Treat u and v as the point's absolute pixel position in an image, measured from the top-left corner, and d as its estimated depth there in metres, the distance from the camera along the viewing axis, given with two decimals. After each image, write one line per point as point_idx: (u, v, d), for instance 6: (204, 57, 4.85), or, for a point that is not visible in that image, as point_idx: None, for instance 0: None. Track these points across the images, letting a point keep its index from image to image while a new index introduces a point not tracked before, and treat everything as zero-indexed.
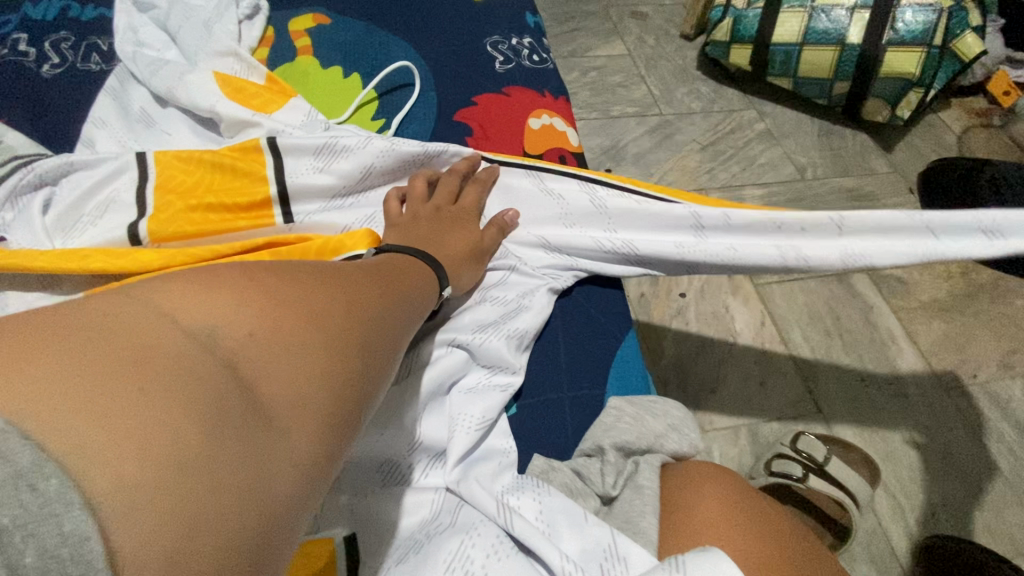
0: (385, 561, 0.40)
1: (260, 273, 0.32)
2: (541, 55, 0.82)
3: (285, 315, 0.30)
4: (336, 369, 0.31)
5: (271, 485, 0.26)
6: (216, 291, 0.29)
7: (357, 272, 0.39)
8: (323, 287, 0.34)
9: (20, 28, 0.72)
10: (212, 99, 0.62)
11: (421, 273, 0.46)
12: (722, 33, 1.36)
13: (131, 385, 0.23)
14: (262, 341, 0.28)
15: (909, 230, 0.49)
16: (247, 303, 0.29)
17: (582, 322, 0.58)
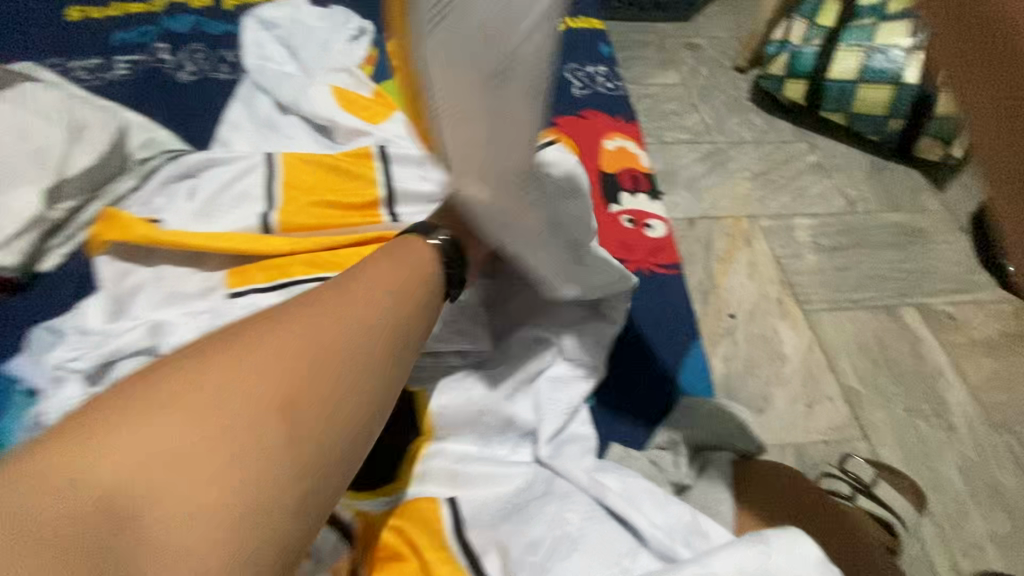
0: (488, 519, 0.46)
1: (234, 345, 0.36)
2: (615, 82, 0.88)
3: (249, 387, 0.34)
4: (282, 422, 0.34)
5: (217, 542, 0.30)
6: (164, 378, 0.34)
7: (348, 306, 0.41)
8: (285, 346, 0.37)
9: (161, 39, 0.82)
10: (329, 111, 0.70)
11: (419, 274, 0.47)
12: (777, 68, 1.41)
13: (72, 484, 0.29)
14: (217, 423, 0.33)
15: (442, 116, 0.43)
16: (200, 382, 0.34)
17: (653, 329, 0.63)
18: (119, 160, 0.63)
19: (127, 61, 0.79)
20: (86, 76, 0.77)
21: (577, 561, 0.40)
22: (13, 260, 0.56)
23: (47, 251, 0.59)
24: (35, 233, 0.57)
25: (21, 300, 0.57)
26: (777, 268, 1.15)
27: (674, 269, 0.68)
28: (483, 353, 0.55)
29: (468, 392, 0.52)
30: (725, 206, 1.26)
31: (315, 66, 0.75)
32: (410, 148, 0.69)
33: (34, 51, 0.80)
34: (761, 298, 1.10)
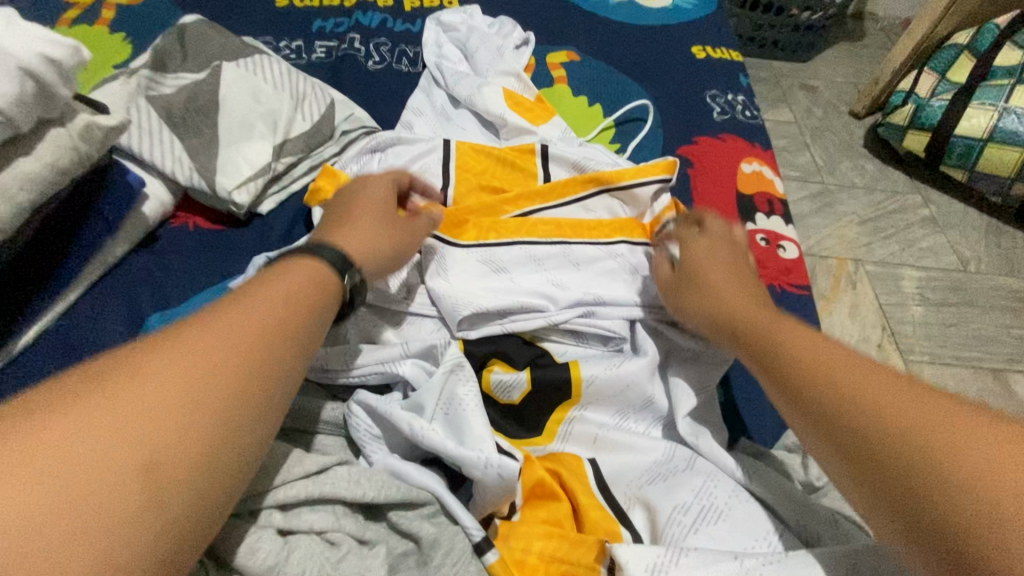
0: (635, 481, 0.52)
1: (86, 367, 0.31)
2: (752, 112, 0.94)
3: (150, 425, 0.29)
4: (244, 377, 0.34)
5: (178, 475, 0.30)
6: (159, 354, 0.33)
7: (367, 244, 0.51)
8: (196, 349, 0.33)
9: (353, 29, 0.94)
10: (502, 107, 0.79)
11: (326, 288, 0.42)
12: (900, 117, 1.42)
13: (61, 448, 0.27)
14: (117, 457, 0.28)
15: (513, 315, 0.59)
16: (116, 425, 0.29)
17: None
18: (328, 128, 0.74)
19: (323, 45, 0.91)
20: (292, 56, 0.88)
21: (727, 531, 0.46)
22: (246, 200, 0.66)
23: (264, 195, 0.70)
24: (265, 180, 0.68)
25: (242, 233, 0.69)
26: (881, 314, 1.18)
27: (806, 291, 0.73)
28: (624, 341, 0.61)
29: (616, 367, 0.57)
30: (829, 245, 1.29)
31: (487, 68, 0.85)
32: (566, 150, 0.76)
33: (250, 28, 0.91)
34: (862, 341, 1.12)
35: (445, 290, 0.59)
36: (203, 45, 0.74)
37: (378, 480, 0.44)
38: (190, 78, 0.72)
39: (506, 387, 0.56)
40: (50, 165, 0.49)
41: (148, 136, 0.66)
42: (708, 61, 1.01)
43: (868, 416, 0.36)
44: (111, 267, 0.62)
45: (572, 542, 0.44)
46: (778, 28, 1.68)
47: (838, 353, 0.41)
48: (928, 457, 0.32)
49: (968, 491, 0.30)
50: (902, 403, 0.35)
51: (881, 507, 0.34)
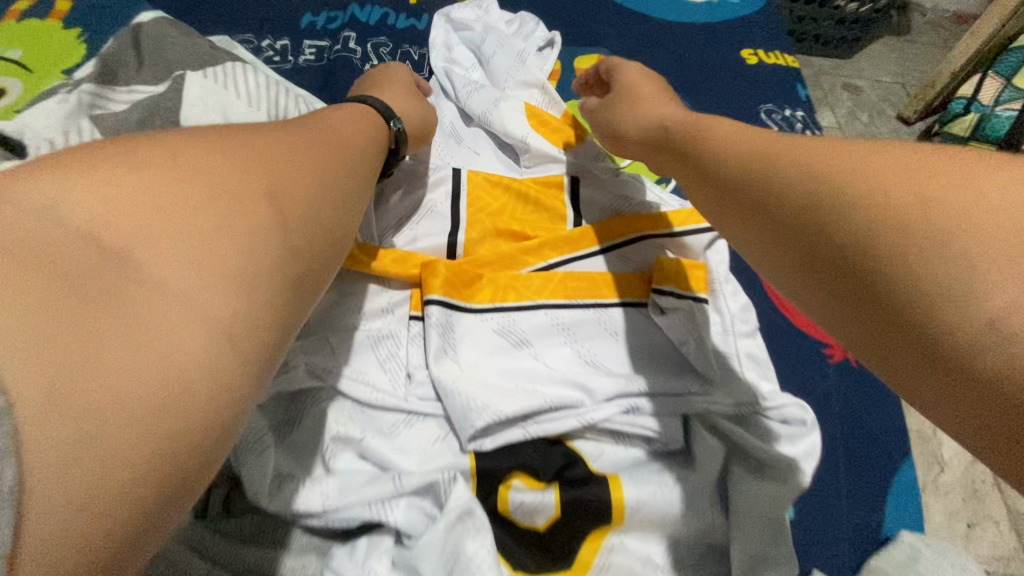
0: None
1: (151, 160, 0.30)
2: (814, 131, 0.81)
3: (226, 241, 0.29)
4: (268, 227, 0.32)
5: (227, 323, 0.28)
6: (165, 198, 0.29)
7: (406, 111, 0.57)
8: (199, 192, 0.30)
9: (349, 26, 0.80)
10: (526, 126, 0.66)
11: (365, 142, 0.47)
12: (961, 127, 1.27)
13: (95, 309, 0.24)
14: (208, 265, 0.28)
15: (537, 413, 0.47)
16: (191, 231, 0.28)
17: (861, 438, 0.56)
18: None
19: (313, 45, 0.77)
20: (276, 58, 0.75)
21: None
22: None
23: None
24: None
25: None
26: None
27: None
28: (671, 444, 0.50)
29: (662, 490, 0.46)
30: None
31: (505, 78, 0.71)
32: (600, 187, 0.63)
33: (227, 24, 0.78)
34: None
35: (452, 383, 0.47)
36: (162, 49, 0.61)
37: None
38: (146, 92, 0.59)
39: (529, 510, 0.45)
40: None
41: None
42: (760, 68, 0.87)
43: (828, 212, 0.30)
44: None
45: None
46: (822, 20, 1.52)
47: (802, 147, 0.35)
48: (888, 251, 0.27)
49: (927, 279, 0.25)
50: (876, 184, 0.29)
51: (841, 314, 0.30)
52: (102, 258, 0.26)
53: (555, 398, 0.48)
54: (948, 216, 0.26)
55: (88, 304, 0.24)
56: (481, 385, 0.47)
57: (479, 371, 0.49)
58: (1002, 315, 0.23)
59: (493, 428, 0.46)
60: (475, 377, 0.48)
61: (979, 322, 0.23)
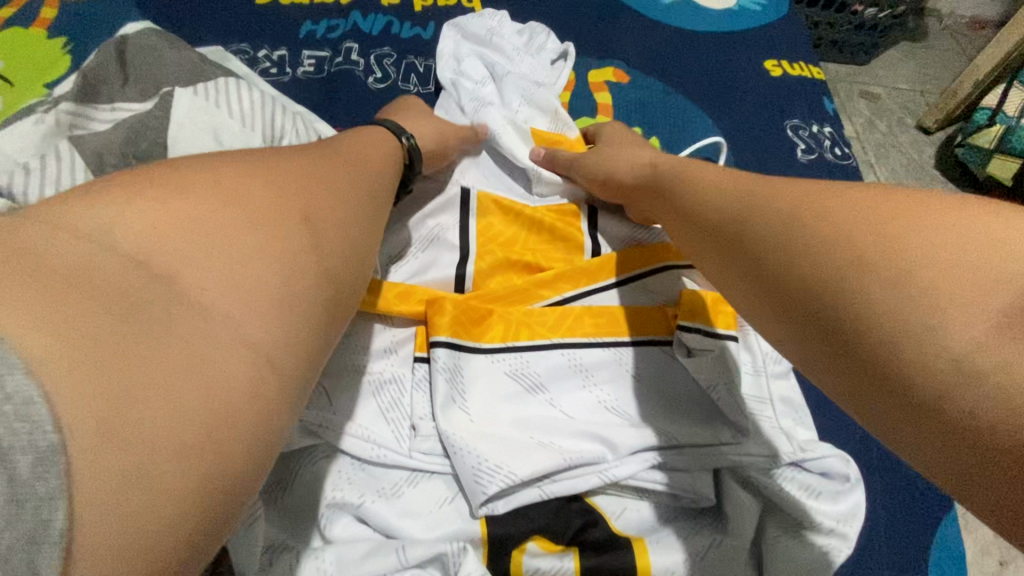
0: None
1: (194, 189, 0.30)
2: (843, 148, 0.76)
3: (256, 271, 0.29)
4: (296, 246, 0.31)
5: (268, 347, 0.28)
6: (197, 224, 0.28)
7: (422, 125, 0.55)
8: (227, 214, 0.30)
9: (351, 36, 0.76)
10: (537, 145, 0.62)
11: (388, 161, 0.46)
12: (985, 139, 1.23)
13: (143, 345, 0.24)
14: (247, 296, 0.28)
15: (552, 473, 0.42)
16: (227, 257, 0.28)
17: (903, 489, 0.52)
18: None
19: (313, 56, 0.73)
20: (273, 70, 0.71)
21: None
22: None
23: None
24: None
25: None
26: None
27: None
28: (702, 501, 0.45)
29: (694, 557, 0.42)
30: None
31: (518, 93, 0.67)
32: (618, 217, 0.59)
33: (221, 33, 0.74)
34: None
35: (458, 438, 0.43)
36: (150, 64, 0.57)
37: None
38: (131, 110, 0.54)
39: None
40: None
41: None
42: (784, 80, 0.82)
43: (807, 241, 0.32)
44: None
45: None
46: (839, 26, 1.48)
47: (788, 190, 0.36)
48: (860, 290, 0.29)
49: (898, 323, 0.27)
50: (843, 229, 0.31)
51: (811, 344, 0.32)
52: (151, 284, 0.26)
53: (572, 455, 0.43)
54: (913, 259, 0.28)
55: (119, 346, 0.23)
56: (490, 443, 0.43)
57: (487, 423, 0.44)
58: (964, 353, 0.25)
59: (503, 493, 0.41)
60: (484, 433, 0.44)
61: (942, 358, 0.25)
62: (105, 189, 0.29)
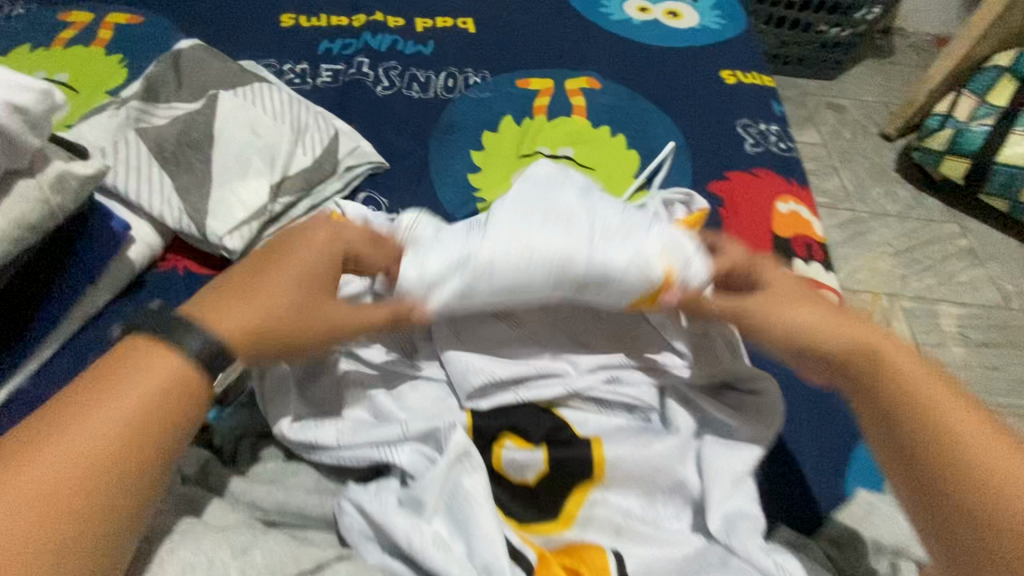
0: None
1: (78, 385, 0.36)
2: (788, 143, 0.87)
3: (41, 477, 0.32)
4: (152, 408, 0.36)
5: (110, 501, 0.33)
6: (48, 429, 0.34)
7: (268, 294, 0.42)
8: (76, 406, 0.35)
9: (362, 52, 0.88)
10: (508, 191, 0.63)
11: (182, 375, 0.38)
12: (937, 142, 1.34)
13: None
14: (80, 459, 0.33)
15: (525, 380, 0.53)
16: (63, 440, 0.33)
17: (828, 413, 0.61)
18: (331, 163, 0.68)
19: (330, 69, 0.85)
20: (296, 80, 0.83)
21: None
22: (239, 245, 0.60)
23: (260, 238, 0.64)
24: (260, 222, 0.62)
25: None
26: None
27: None
28: (651, 413, 0.55)
29: (645, 447, 0.51)
30: (861, 278, 1.22)
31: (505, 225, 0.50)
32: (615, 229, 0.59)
33: (252, 51, 0.87)
34: None
35: (450, 348, 0.53)
36: (197, 73, 0.69)
37: None
38: (183, 108, 0.66)
39: (520, 466, 0.51)
40: (17, 222, 0.44)
41: (135, 175, 0.61)
42: (737, 87, 0.94)
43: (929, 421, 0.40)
44: (89, 319, 0.57)
45: None
46: (805, 45, 1.61)
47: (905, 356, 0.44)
48: (974, 454, 0.38)
49: (1000, 483, 0.36)
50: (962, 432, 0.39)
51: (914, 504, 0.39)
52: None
53: (541, 366, 0.54)
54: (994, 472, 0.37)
55: None
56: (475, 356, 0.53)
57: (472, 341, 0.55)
58: None
59: (485, 395, 0.52)
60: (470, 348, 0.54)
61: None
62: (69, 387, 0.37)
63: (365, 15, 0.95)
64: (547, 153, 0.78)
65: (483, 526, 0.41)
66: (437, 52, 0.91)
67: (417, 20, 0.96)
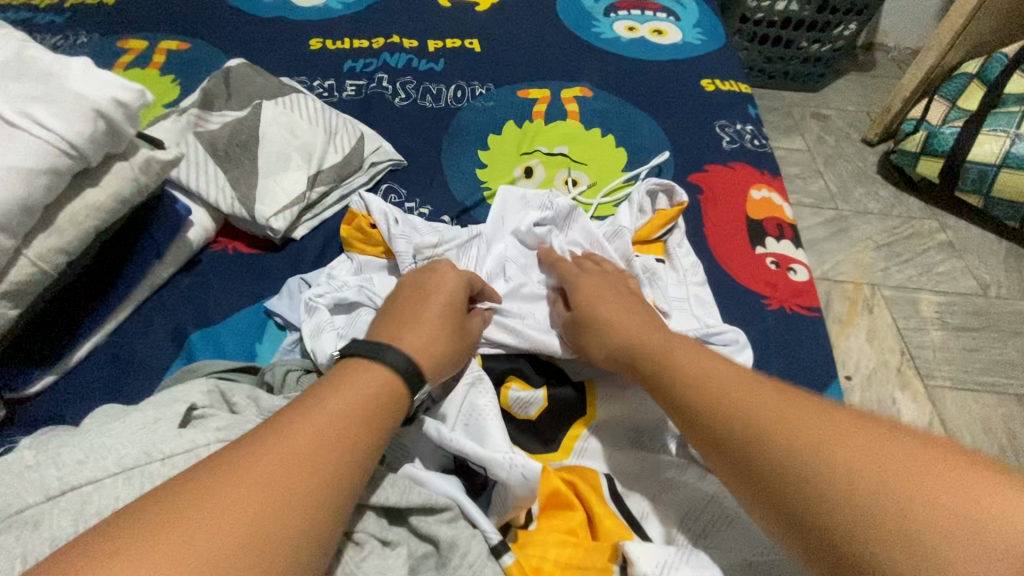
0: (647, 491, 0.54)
1: (317, 384, 0.42)
2: (761, 140, 0.97)
3: (299, 450, 0.36)
4: (377, 410, 0.41)
5: (342, 481, 0.37)
6: (304, 412, 0.39)
7: (426, 321, 0.50)
8: (326, 397, 0.40)
9: (381, 70, 1.01)
10: (495, 214, 0.71)
11: (396, 387, 0.43)
12: (912, 144, 1.44)
13: (255, 481, 0.34)
14: (322, 442, 0.37)
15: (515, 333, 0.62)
16: (317, 418, 0.39)
17: (796, 364, 0.69)
18: (358, 159, 0.79)
19: (354, 84, 0.97)
20: (325, 94, 0.95)
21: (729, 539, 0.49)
22: (282, 226, 0.71)
23: (298, 222, 0.74)
24: (299, 208, 0.73)
25: (276, 256, 0.73)
26: (899, 338, 1.18)
27: (817, 312, 0.74)
28: None
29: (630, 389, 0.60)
30: (845, 269, 1.30)
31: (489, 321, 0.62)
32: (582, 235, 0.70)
33: (285, 71, 0.99)
34: (881, 365, 1.13)
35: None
36: (244, 86, 0.81)
37: (400, 486, 0.46)
38: (233, 115, 0.78)
39: (523, 403, 0.60)
40: (114, 195, 0.55)
41: (194, 168, 0.71)
42: (715, 94, 1.05)
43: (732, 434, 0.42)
44: (157, 288, 0.67)
45: (586, 549, 0.47)
46: (788, 60, 1.73)
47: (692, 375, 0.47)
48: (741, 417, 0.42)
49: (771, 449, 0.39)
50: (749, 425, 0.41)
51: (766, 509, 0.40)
52: (260, 444, 0.36)
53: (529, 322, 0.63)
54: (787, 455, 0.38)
55: (230, 481, 0.34)
56: None
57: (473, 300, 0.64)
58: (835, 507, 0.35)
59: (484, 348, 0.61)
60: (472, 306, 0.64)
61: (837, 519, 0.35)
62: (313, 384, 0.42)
63: (384, 39, 1.08)
64: (544, 151, 0.89)
65: (495, 437, 0.51)
66: (447, 69, 1.03)
67: (429, 42, 1.08)
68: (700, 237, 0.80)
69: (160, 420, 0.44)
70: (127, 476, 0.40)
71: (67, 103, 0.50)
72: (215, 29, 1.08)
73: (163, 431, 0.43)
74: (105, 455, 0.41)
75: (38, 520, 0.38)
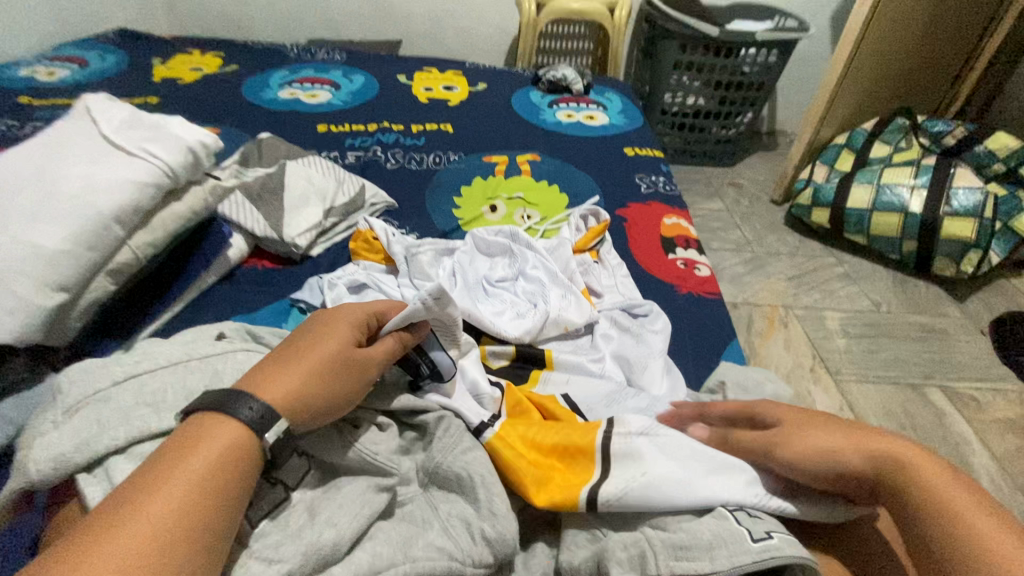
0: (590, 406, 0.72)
1: (176, 442, 0.45)
2: (672, 186, 1.27)
3: (157, 510, 0.40)
4: (236, 462, 0.45)
5: (208, 531, 0.41)
6: (160, 475, 0.42)
7: (296, 375, 0.50)
8: (183, 458, 0.43)
9: (376, 144, 1.29)
10: (473, 245, 0.92)
11: (247, 437, 0.46)
12: (805, 198, 1.78)
13: (117, 545, 0.38)
14: (184, 497, 0.41)
15: (490, 316, 0.79)
16: (173, 479, 0.42)
17: (702, 327, 0.91)
18: (361, 201, 1.03)
19: (354, 154, 1.24)
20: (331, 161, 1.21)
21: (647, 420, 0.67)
22: (304, 244, 0.93)
23: (314, 244, 0.96)
24: (315, 233, 0.95)
25: (296, 269, 0.93)
26: (811, 346, 1.41)
27: (717, 296, 0.97)
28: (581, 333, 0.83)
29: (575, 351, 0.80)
30: (762, 296, 1.55)
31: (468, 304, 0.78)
32: (541, 254, 0.90)
33: (299, 146, 1.26)
34: (797, 366, 1.35)
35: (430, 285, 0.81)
36: (272, 151, 1.06)
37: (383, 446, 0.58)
38: (264, 170, 1.01)
39: (497, 354, 0.77)
40: (192, 209, 0.76)
41: (235, 205, 0.93)
42: (636, 157, 1.36)
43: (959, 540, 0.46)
44: (202, 291, 0.85)
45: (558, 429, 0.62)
46: (703, 142, 2.12)
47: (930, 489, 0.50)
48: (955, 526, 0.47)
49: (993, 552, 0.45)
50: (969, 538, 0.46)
51: None
52: (120, 512, 0.40)
53: (499, 311, 0.80)
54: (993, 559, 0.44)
55: (90, 550, 0.37)
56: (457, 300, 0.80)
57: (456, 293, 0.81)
58: None
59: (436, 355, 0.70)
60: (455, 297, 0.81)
61: None
62: (173, 439, 0.45)
63: (376, 124, 1.37)
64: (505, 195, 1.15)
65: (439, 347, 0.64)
66: (427, 144, 1.32)
67: (412, 126, 1.39)
68: (627, 248, 1.04)
69: (196, 340, 0.63)
70: (182, 364, 0.58)
71: (170, 142, 0.73)
72: (239, 119, 1.36)
73: (200, 343, 0.62)
74: (155, 355, 0.59)
75: (110, 395, 0.54)
